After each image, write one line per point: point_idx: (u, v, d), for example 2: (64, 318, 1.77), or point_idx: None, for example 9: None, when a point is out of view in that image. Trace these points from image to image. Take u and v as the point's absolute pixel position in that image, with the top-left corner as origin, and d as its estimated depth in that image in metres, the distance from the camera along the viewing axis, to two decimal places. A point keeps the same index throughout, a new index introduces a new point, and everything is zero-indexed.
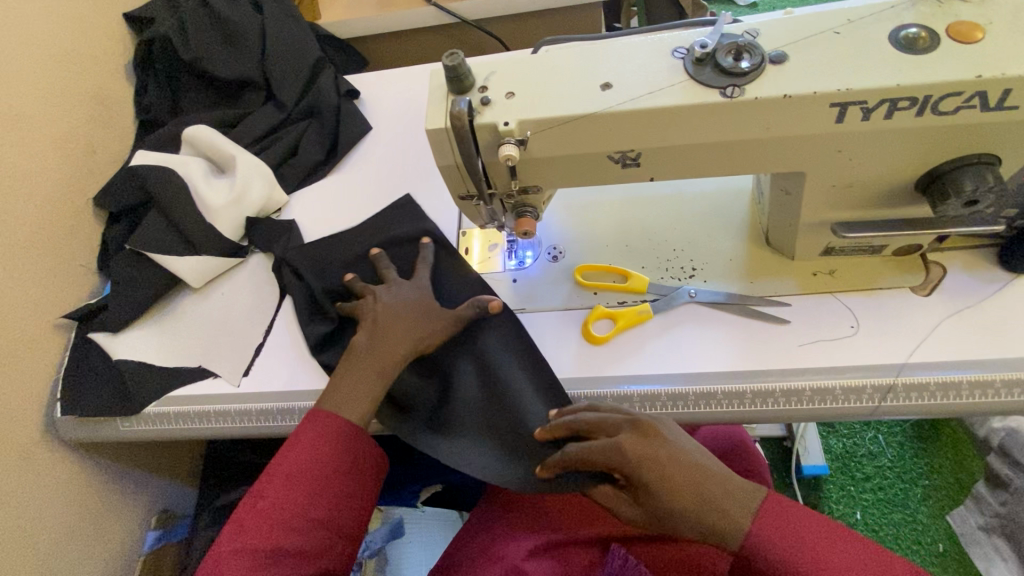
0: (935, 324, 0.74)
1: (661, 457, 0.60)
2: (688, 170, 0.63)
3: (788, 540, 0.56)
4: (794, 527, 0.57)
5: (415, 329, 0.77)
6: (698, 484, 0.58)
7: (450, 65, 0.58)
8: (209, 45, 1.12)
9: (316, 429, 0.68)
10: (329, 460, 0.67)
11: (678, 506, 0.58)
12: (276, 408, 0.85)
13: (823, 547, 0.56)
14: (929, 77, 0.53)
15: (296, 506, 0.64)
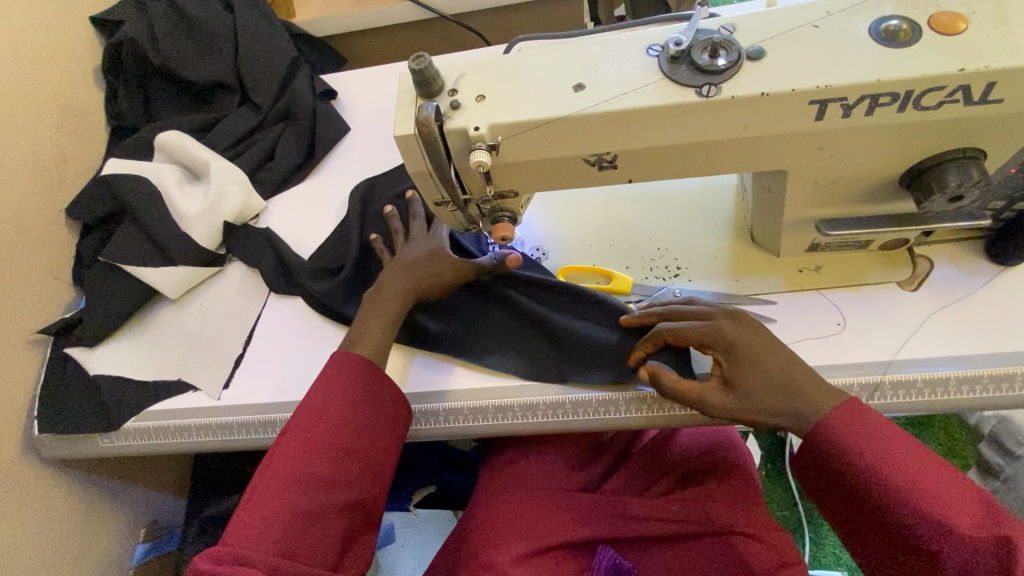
0: (922, 320, 0.72)
1: (747, 336, 0.65)
2: (667, 171, 0.61)
3: (864, 436, 0.57)
4: (868, 428, 0.58)
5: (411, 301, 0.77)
6: (796, 369, 0.63)
7: (417, 69, 0.56)
8: (180, 47, 1.08)
9: (336, 369, 0.70)
10: (352, 395, 0.68)
11: (778, 377, 0.62)
12: (257, 420, 0.83)
13: (894, 449, 0.56)
14: (910, 71, 0.51)
15: (323, 436, 0.65)
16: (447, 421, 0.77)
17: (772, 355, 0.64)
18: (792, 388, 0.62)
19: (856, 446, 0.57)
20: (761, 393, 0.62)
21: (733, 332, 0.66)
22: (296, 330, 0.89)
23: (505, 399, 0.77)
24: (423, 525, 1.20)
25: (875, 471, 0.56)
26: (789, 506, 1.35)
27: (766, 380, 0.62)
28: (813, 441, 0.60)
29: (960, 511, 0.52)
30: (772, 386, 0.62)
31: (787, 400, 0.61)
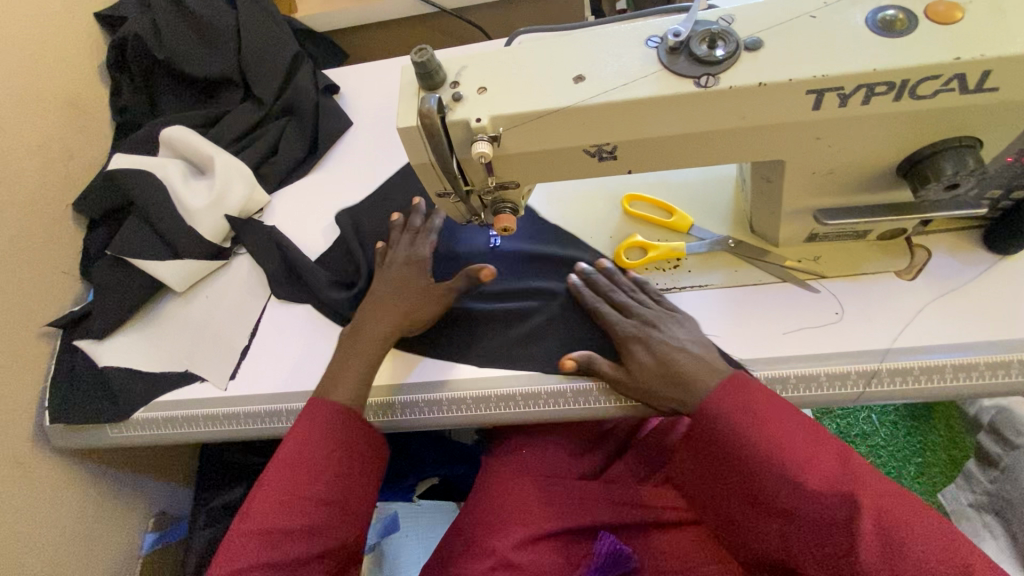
0: (919, 308, 0.73)
1: (661, 338, 0.72)
2: (667, 162, 0.62)
3: (741, 406, 0.63)
4: (746, 403, 0.63)
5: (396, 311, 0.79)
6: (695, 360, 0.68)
7: (419, 62, 0.57)
8: (185, 42, 1.09)
9: (316, 416, 0.71)
10: (329, 443, 0.69)
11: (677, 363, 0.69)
12: (263, 410, 0.85)
13: (770, 420, 0.61)
14: (906, 60, 0.51)
15: (297, 488, 0.66)
16: (450, 411, 0.79)
17: (677, 353, 0.70)
18: (678, 381, 0.68)
19: (733, 414, 0.63)
20: (654, 387, 0.69)
21: (653, 336, 0.72)
22: (302, 321, 0.91)
23: (508, 389, 0.78)
24: (429, 512, 1.18)
25: (748, 440, 0.61)
26: None
27: (661, 375, 0.69)
28: (699, 412, 0.65)
29: (815, 469, 0.57)
30: (667, 378, 0.69)
31: (674, 390, 0.68)
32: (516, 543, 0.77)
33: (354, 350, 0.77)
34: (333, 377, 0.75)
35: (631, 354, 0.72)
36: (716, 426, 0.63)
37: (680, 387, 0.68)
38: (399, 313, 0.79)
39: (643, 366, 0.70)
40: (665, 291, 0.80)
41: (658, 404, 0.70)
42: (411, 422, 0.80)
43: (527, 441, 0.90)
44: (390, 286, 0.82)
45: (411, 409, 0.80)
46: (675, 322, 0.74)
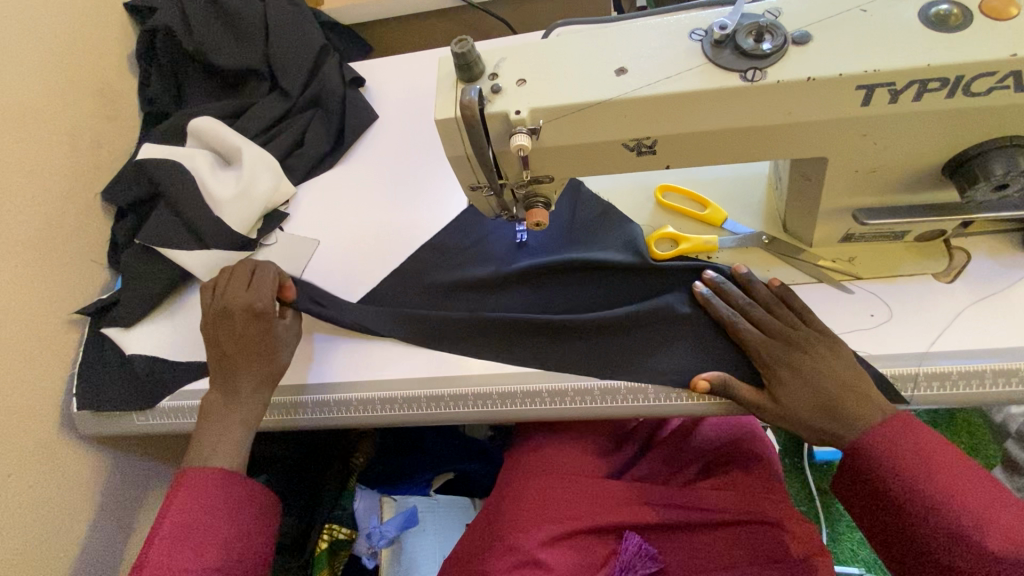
0: (958, 312, 0.72)
1: (811, 362, 0.68)
2: (706, 158, 0.61)
3: (901, 446, 0.62)
4: (909, 446, 0.62)
5: (258, 372, 0.78)
6: (848, 389, 0.66)
7: (459, 53, 0.56)
8: (213, 34, 1.09)
9: (196, 484, 0.71)
10: (218, 509, 0.71)
11: (825, 390, 0.66)
12: (284, 400, 0.84)
13: (935, 468, 0.60)
14: (961, 55, 0.50)
15: (188, 557, 0.67)
16: (477, 406, 0.78)
17: (832, 383, 0.67)
18: (833, 414, 0.66)
19: (892, 457, 0.62)
20: (807, 416, 0.67)
21: (803, 363, 0.68)
22: None
23: (535, 386, 0.77)
24: (444, 509, 1.16)
25: (909, 489, 0.61)
26: (806, 501, 1.35)
27: (813, 406, 0.67)
28: (852, 450, 0.64)
29: (993, 532, 0.56)
30: (814, 406, 0.67)
31: (829, 422, 0.66)
32: (543, 542, 0.78)
33: (224, 420, 0.76)
34: (201, 448, 0.74)
35: (781, 379, 0.69)
36: (874, 465, 0.63)
37: (839, 418, 0.65)
38: (259, 374, 0.78)
39: (792, 393, 0.68)
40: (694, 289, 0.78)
41: (804, 431, 0.68)
42: (438, 415, 0.80)
43: (549, 438, 0.90)
44: (246, 342, 0.78)
45: (316, 408, 0.83)
46: (827, 346, 0.69)
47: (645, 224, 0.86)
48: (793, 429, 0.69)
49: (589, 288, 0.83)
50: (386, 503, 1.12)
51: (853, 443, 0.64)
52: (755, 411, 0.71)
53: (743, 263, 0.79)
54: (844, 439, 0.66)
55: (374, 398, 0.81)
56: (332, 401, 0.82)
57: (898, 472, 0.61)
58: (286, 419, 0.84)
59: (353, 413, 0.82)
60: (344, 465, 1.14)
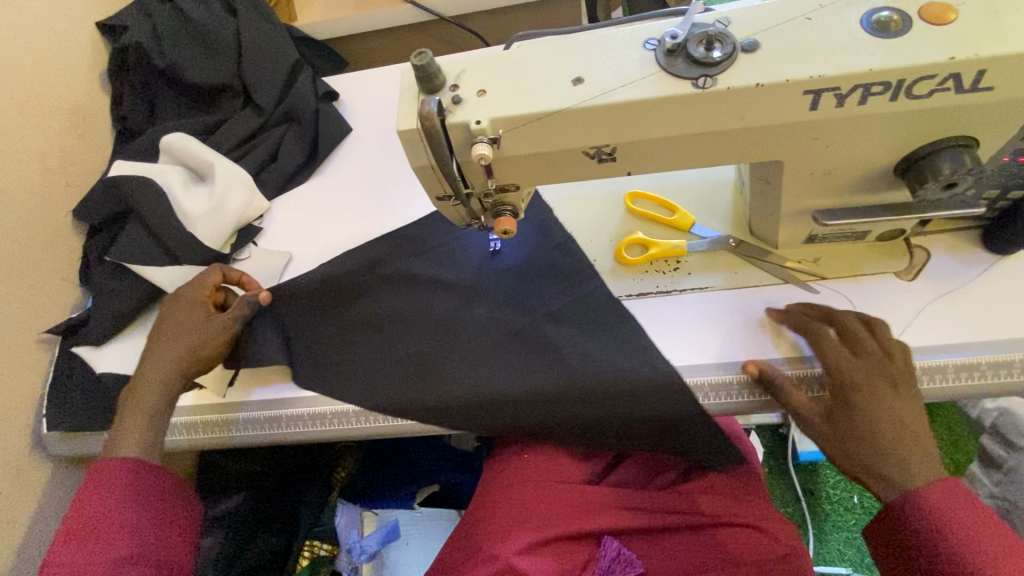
0: (920, 308, 0.73)
1: (889, 405, 0.63)
2: (667, 163, 0.63)
3: (955, 522, 0.57)
4: (965, 520, 0.57)
5: (180, 350, 0.78)
6: (920, 442, 0.61)
7: (418, 65, 0.57)
8: (184, 50, 1.10)
9: (109, 476, 0.70)
10: (127, 498, 0.69)
11: (892, 437, 0.61)
12: (235, 418, 0.84)
13: (996, 554, 0.55)
14: (902, 60, 0.52)
15: (99, 551, 0.66)
16: (452, 416, 0.79)
17: (906, 434, 0.62)
18: (893, 458, 0.61)
19: (942, 527, 0.57)
20: (859, 457, 0.62)
21: (880, 403, 0.63)
22: None
23: (509, 394, 0.78)
24: (430, 521, 1.20)
25: (953, 560, 0.55)
26: (792, 502, 1.36)
27: (866, 447, 0.62)
28: (901, 503, 0.60)
29: None
30: (876, 450, 0.61)
31: (881, 469, 0.61)
32: (521, 550, 0.78)
33: (133, 403, 0.76)
34: (116, 433, 0.74)
35: (850, 408, 0.64)
36: (921, 527, 0.58)
37: (889, 462, 0.61)
38: (173, 355, 0.78)
39: (852, 427, 0.63)
40: (665, 293, 0.81)
41: (844, 462, 0.64)
42: (413, 424, 0.80)
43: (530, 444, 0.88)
44: (175, 326, 0.80)
45: (289, 422, 0.82)
46: (909, 399, 0.64)
47: (616, 230, 0.87)
48: (837, 457, 0.65)
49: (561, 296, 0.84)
50: (368, 517, 1.15)
51: (903, 495, 0.60)
52: (805, 420, 0.68)
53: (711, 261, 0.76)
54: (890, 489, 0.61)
55: (348, 410, 0.81)
56: (308, 414, 0.82)
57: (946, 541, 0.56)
58: (224, 437, 0.84)
59: (328, 427, 0.81)
60: (325, 480, 1.15)
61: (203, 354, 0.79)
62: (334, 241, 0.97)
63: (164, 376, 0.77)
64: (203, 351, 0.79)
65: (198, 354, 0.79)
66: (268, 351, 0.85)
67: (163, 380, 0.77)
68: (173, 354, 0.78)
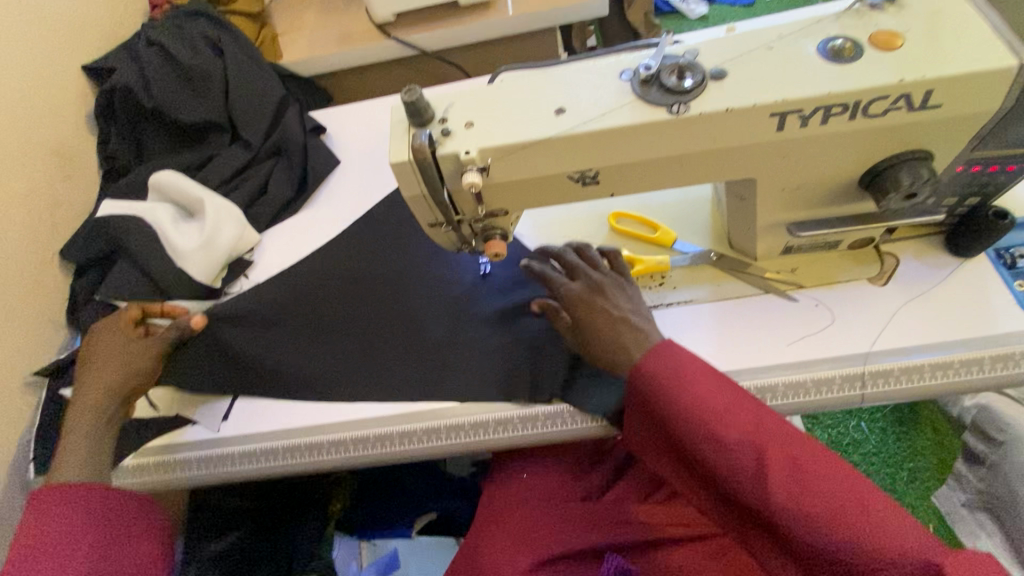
0: (894, 311, 0.77)
1: (604, 303, 0.75)
2: (647, 184, 0.66)
3: (660, 382, 0.64)
4: (667, 366, 0.65)
5: (111, 374, 0.85)
6: (631, 331, 0.72)
7: (409, 101, 0.59)
8: (172, 91, 1.12)
9: (56, 500, 0.74)
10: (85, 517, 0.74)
11: (605, 332, 0.72)
12: (214, 454, 0.86)
13: (692, 383, 0.63)
14: (858, 83, 0.56)
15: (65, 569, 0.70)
16: (450, 438, 0.81)
17: (622, 324, 0.72)
18: (618, 341, 0.71)
19: (658, 378, 0.65)
20: (593, 350, 0.73)
21: (599, 300, 0.75)
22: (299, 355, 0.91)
23: (505, 413, 0.81)
24: (423, 552, 1.14)
25: (663, 400, 0.63)
26: None
27: (599, 338, 0.73)
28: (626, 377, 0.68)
29: (730, 424, 0.60)
30: (600, 342, 0.72)
31: (611, 356, 0.71)
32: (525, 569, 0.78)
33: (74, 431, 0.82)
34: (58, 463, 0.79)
35: (579, 314, 0.75)
36: (641, 386, 0.66)
37: (615, 351, 0.71)
38: (106, 378, 0.85)
39: (586, 329, 0.74)
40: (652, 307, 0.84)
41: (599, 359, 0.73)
42: (412, 447, 0.82)
43: (526, 465, 0.91)
44: (105, 352, 0.87)
45: (286, 453, 0.85)
46: (620, 290, 0.76)
47: None
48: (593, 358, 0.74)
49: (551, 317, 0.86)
50: (369, 546, 1.14)
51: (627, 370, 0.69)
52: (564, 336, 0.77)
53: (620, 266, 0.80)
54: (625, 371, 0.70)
55: (345, 438, 0.83)
56: (304, 445, 0.84)
57: (655, 390, 0.65)
58: (164, 478, 0.87)
59: (326, 455, 0.84)
60: (320, 512, 1.14)
61: (135, 374, 0.86)
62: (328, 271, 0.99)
63: (100, 400, 0.83)
64: (135, 372, 0.86)
65: (132, 378, 0.86)
66: (270, 383, 0.89)
67: (99, 404, 0.83)
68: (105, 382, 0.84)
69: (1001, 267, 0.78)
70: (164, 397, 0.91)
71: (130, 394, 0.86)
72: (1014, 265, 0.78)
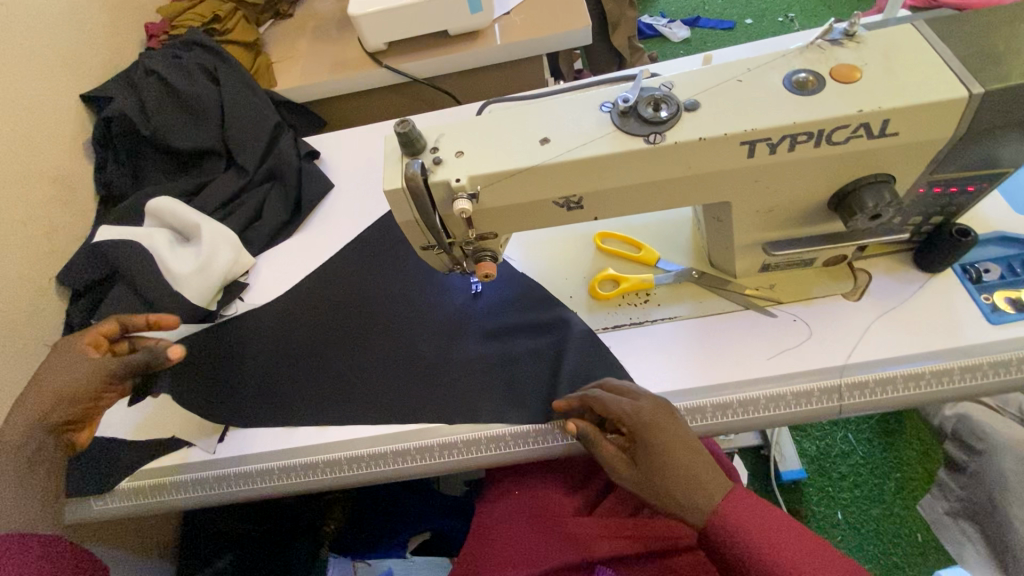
0: (867, 325, 0.81)
1: (672, 430, 0.71)
2: (628, 208, 0.70)
3: (747, 537, 0.64)
4: (754, 523, 0.65)
5: (55, 400, 0.76)
6: (704, 467, 0.68)
7: (402, 132, 0.63)
8: (170, 119, 1.15)
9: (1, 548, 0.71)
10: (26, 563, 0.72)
11: (678, 464, 0.68)
12: (209, 476, 0.87)
13: (781, 546, 0.63)
14: (820, 113, 0.60)
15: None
16: (443, 456, 0.82)
17: (695, 457, 0.69)
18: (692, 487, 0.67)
19: (744, 535, 0.64)
20: (667, 486, 0.68)
21: (666, 429, 0.70)
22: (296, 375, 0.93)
23: (497, 430, 0.83)
24: (421, 571, 1.11)
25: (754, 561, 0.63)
26: None
27: (672, 470, 0.68)
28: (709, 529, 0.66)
29: None
30: (673, 479, 0.68)
31: (686, 493, 0.67)
32: None
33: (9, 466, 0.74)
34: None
35: (646, 444, 0.70)
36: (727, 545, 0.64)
37: (692, 492, 0.67)
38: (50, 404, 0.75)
39: (653, 459, 0.69)
40: (638, 324, 0.87)
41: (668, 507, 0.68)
42: (406, 466, 0.83)
43: (521, 482, 0.93)
44: (56, 371, 0.77)
45: (280, 474, 0.85)
46: (679, 416, 0.74)
47: (590, 269, 0.93)
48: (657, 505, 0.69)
49: (541, 335, 0.89)
50: (361, 566, 1.12)
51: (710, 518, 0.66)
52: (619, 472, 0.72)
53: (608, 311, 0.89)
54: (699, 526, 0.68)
55: (340, 458, 0.84)
56: (299, 465, 0.85)
57: (744, 549, 0.64)
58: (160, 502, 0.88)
59: (321, 476, 0.85)
60: (314, 536, 1.15)
61: (81, 401, 0.76)
62: (324, 293, 1.01)
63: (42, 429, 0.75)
64: (82, 401, 0.76)
65: (66, 404, 0.76)
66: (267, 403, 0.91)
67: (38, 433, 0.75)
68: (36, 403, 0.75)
69: (967, 281, 0.82)
70: (161, 419, 0.92)
71: (74, 423, 0.77)
72: (979, 279, 0.82)
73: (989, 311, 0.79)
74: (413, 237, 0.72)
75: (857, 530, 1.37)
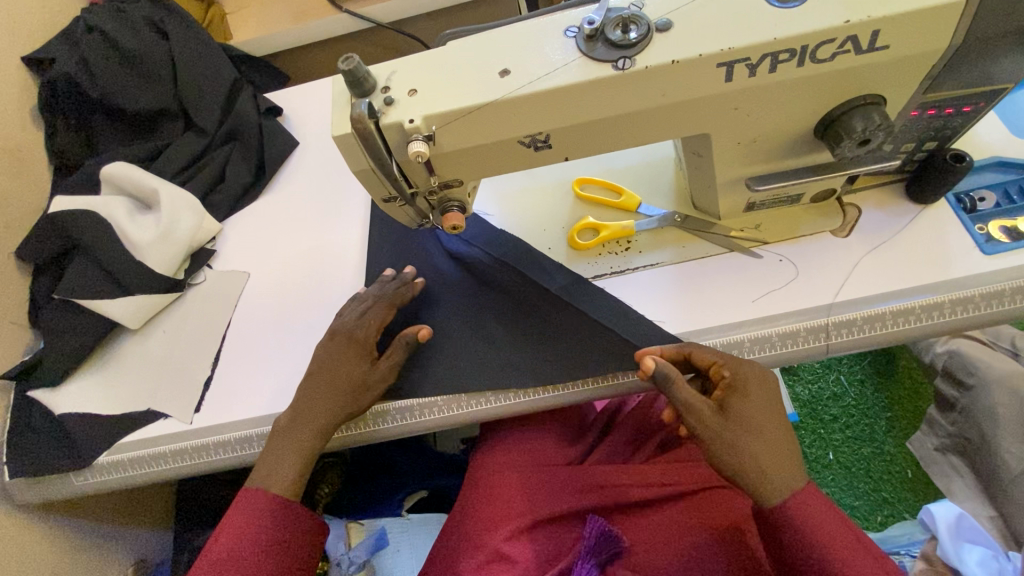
0: (856, 262, 0.77)
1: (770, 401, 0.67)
2: (600, 146, 0.65)
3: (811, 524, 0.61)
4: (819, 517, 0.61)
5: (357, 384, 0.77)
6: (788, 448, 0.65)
7: (347, 70, 0.57)
8: (118, 79, 1.07)
9: (251, 507, 0.71)
10: (262, 534, 0.69)
11: (770, 431, 0.64)
12: (188, 447, 0.85)
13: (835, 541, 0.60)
14: (803, 26, 0.55)
15: None
16: (423, 415, 0.81)
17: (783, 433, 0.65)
18: (778, 450, 0.63)
19: (807, 523, 0.61)
20: (743, 443, 0.63)
21: (755, 388, 0.67)
22: (271, 342, 0.91)
23: (477, 386, 0.80)
24: (418, 527, 1.10)
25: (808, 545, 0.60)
26: None
27: (760, 431, 0.64)
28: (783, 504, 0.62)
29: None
30: (767, 437, 0.64)
31: (768, 462, 0.63)
32: (508, 536, 0.82)
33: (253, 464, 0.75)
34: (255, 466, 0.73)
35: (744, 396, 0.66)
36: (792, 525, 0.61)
37: (781, 464, 0.63)
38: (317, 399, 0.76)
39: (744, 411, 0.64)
40: (617, 272, 0.83)
41: (737, 463, 0.63)
42: (386, 427, 0.81)
43: (509, 436, 0.92)
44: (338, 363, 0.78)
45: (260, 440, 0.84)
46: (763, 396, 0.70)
47: (566, 218, 0.89)
48: (721, 458, 0.64)
49: (513, 288, 0.85)
50: (355, 527, 1.07)
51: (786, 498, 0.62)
52: (695, 413, 0.65)
53: (584, 262, 0.85)
54: (758, 499, 0.63)
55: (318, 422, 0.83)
56: None
57: (800, 532, 0.61)
58: (392, 428, 0.81)
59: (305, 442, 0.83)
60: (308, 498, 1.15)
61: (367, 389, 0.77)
62: (295, 255, 0.98)
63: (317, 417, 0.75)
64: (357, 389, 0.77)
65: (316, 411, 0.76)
66: (242, 371, 0.89)
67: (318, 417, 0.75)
68: (328, 407, 0.76)
69: (961, 211, 0.78)
70: (135, 392, 0.90)
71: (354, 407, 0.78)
72: (973, 208, 0.78)
73: (983, 241, 0.75)
74: (372, 186, 0.67)
75: (848, 470, 1.38)
